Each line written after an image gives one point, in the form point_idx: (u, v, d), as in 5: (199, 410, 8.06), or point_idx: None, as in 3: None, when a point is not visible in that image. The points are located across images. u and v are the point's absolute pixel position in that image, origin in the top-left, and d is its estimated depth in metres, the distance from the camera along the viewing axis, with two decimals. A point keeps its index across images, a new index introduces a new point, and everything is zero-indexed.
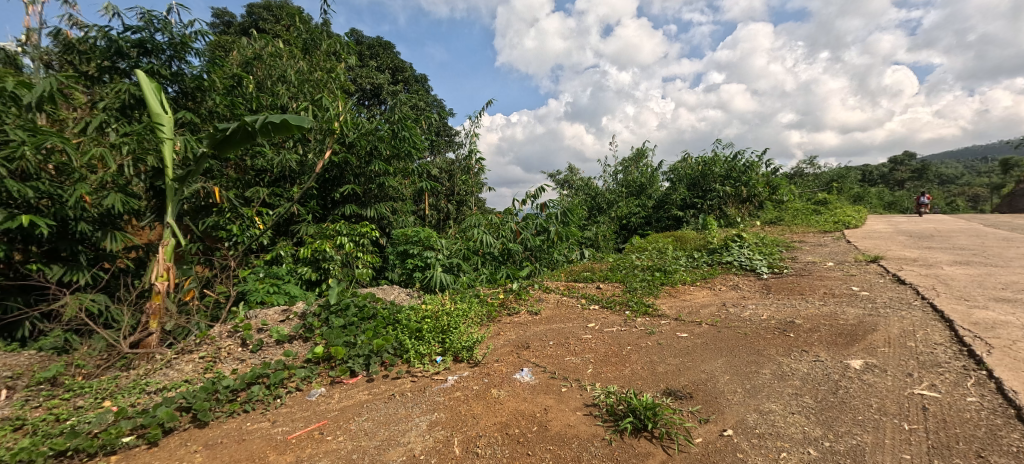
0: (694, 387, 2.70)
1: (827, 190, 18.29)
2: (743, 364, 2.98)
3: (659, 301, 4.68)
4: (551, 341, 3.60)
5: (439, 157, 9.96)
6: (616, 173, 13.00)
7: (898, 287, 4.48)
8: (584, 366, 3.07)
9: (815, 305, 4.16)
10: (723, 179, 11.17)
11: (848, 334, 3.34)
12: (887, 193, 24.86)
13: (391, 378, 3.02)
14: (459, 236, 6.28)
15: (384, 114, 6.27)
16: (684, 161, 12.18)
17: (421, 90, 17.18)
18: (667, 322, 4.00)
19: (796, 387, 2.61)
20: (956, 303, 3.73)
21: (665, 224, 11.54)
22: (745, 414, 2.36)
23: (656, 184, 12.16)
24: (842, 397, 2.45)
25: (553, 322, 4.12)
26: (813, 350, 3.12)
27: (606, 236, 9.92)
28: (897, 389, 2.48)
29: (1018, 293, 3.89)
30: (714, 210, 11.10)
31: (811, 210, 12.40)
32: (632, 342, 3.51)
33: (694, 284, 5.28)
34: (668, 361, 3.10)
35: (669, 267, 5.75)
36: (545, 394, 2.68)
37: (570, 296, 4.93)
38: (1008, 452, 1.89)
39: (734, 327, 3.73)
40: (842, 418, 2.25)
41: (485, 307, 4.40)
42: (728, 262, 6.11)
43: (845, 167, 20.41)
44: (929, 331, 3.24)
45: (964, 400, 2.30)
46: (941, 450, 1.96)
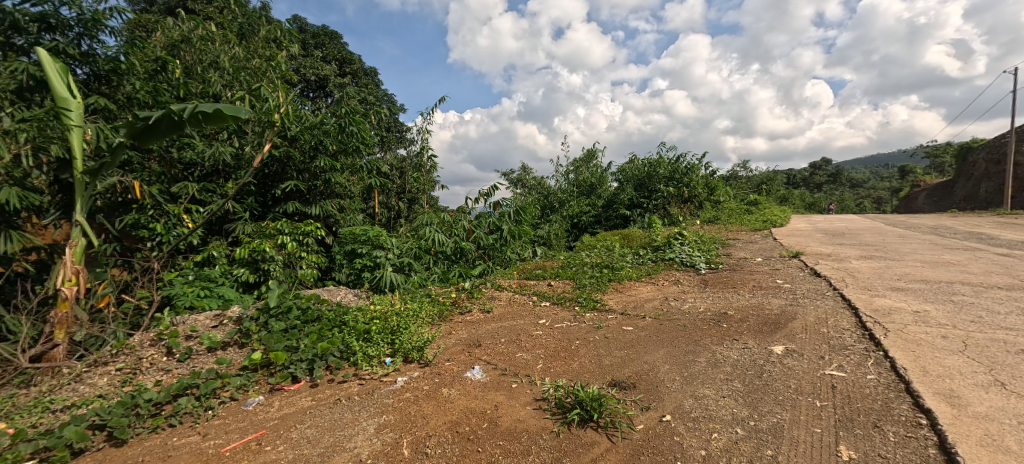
0: (637, 377, 2.83)
1: (757, 191, 19.81)
2: (681, 354, 3.17)
3: (607, 297, 4.86)
4: (502, 339, 3.63)
5: (390, 154, 9.72)
6: (567, 173, 13.30)
7: (816, 280, 4.95)
8: (534, 362, 3.13)
9: (745, 297, 4.51)
10: (667, 180, 11.77)
11: (772, 322, 3.65)
12: (808, 196, 27.35)
13: (337, 382, 2.92)
14: (410, 235, 6.15)
15: (330, 107, 6.03)
16: (631, 162, 12.69)
17: (371, 84, 16.66)
18: (614, 316, 4.17)
19: (727, 373, 2.81)
20: (861, 292, 4.20)
21: (614, 223, 11.97)
22: (682, 400, 2.51)
23: (605, 184, 12.58)
24: (766, 381, 2.68)
25: (505, 319, 4.16)
26: (743, 339, 3.38)
27: (558, 234, 10.13)
28: (811, 371, 2.74)
29: (910, 282, 4.43)
30: (659, 210, 11.65)
31: (744, 210, 13.38)
32: (582, 337, 3.62)
33: (640, 280, 5.53)
34: (614, 354, 3.23)
35: (617, 264, 5.98)
36: (496, 391, 2.71)
37: (522, 294, 4.99)
38: (899, 421, 2.15)
39: (674, 320, 3.95)
40: (766, 399, 2.46)
41: (437, 307, 4.36)
42: (670, 259, 6.45)
43: (772, 172, 22.23)
44: (838, 317, 3.62)
45: (865, 378, 2.59)
46: (846, 423, 2.20)
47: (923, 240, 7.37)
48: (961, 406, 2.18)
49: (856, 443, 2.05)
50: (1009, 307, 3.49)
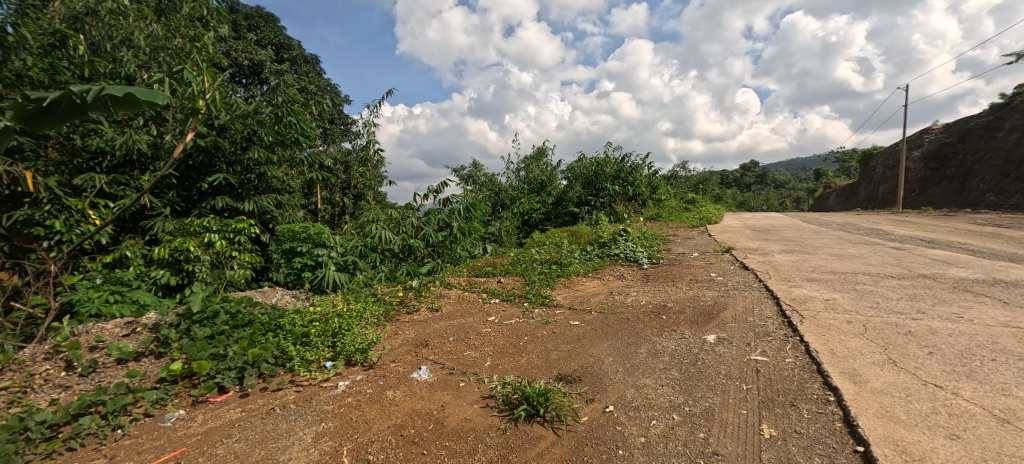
0: (583, 370, 2.90)
1: (695, 190, 21.06)
2: (624, 346, 3.29)
3: (555, 292, 4.95)
4: (450, 337, 3.58)
5: (333, 147, 9.30)
6: (518, 170, 13.39)
7: (745, 272, 5.34)
8: (482, 360, 3.12)
9: (682, 290, 4.78)
10: (613, 179, 12.20)
11: (706, 313, 3.90)
12: (739, 195, 29.46)
13: (270, 391, 2.74)
14: (354, 233, 5.92)
15: (265, 95, 5.65)
16: (579, 160, 13.02)
17: (312, 72, 15.79)
18: (562, 311, 4.25)
19: (666, 363, 2.96)
20: (782, 283, 4.59)
21: (563, 220, 12.19)
22: (625, 390, 2.61)
23: (555, 182, 12.81)
24: (700, 368, 2.85)
25: (454, 318, 4.10)
26: (680, 329, 3.57)
27: (508, 231, 10.18)
28: (739, 357, 2.95)
29: (823, 273, 4.91)
30: (605, 207, 12.04)
31: (683, 208, 14.17)
32: (530, 333, 3.66)
33: (587, 276, 5.68)
34: (560, 348, 3.30)
35: (565, 260, 6.10)
36: (443, 391, 2.67)
37: (472, 291, 4.96)
38: (812, 399, 2.37)
39: (618, 313, 4.11)
40: (700, 385, 2.61)
41: (383, 306, 4.22)
42: (615, 254, 6.69)
43: (708, 172, 23.71)
44: (763, 306, 3.93)
45: (784, 361, 2.83)
46: (767, 403, 2.39)
47: (834, 236, 8.19)
48: (862, 383, 2.45)
49: (776, 421, 2.22)
50: (901, 294, 3.96)
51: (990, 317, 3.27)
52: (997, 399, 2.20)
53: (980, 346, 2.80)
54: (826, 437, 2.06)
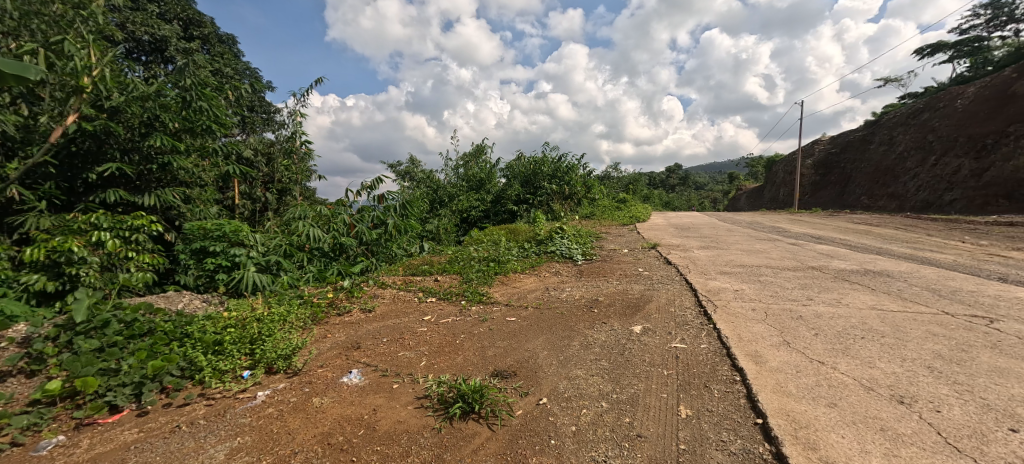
0: (518, 365, 2.95)
1: (626, 190, 22.21)
2: (559, 339, 3.39)
3: (493, 289, 4.97)
4: (383, 339, 3.46)
5: (253, 137, 8.59)
6: (457, 167, 13.24)
7: (668, 267, 5.73)
8: (418, 360, 3.05)
9: (613, 284, 5.03)
10: (550, 178, 12.51)
11: (634, 305, 4.13)
12: (664, 196, 31.51)
13: (176, 407, 2.47)
14: (278, 231, 5.51)
15: (169, 76, 5.07)
16: (518, 159, 13.19)
17: (229, 54, 14.42)
18: (499, 308, 4.28)
19: (596, 354, 3.09)
20: (699, 276, 4.99)
21: (502, 218, 12.24)
22: (558, 382, 2.69)
23: (493, 180, 12.83)
24: (627, 357, 3.01)
25: (388, 318, 3.96)
26: (610, 321, 3.75)
27: (446, 229, 10.03)
28: (661, 345, 3.16)
29: (734, 267, 5.41)
30: (543, 206, 12.30)
31: (614, 207, 14.89)
32: (467, 330, 3.64)
33: (524, 273, 5.77)
34: (497, 345, 3.32)
35: (503, 257, 6.14)
36: (375, 394, 2.57)
37: (407, 291, 4.82)
38: (721, 380, 2.60)
39: (553, 308, 4.22)
40: (627, 373, 2.77)
41: (309, 308, 3.98)
42: (551, 251, 6.86)
43: (637, 173, 25.06)
44: (683, 298, 4.25)
45: (700, 347, 3.08)
46: (685, 386, 2.58)
47: (744, 233, 9.03)
48: (762, 363, 2.73)
49: (692, 402, 2.41)
50: (796, 283, 4.48)
51: (862, 301, 3.81)
52: (866, 371, 2.56)
53: (854, 326, 3.24)
54: (733, 413, 2.27)
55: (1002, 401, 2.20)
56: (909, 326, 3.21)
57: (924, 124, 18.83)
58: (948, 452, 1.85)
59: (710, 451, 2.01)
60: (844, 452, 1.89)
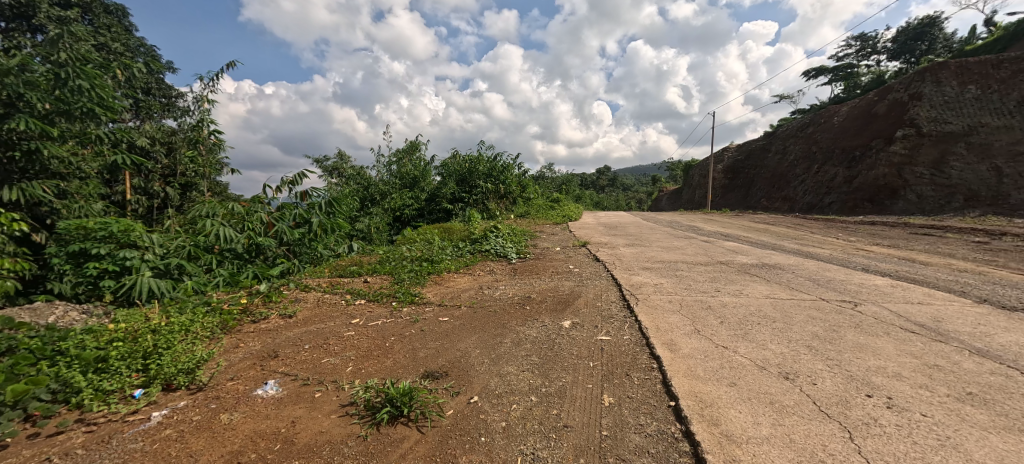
0: (450, 365, 2.92)
1: (559, 190, 22.88)
2: (491, 337, 3.41)
3: (425, 290, 4.87)
4: (305, 345, 3.25)
5: (150, 123, 7.63)
6: (389, 164, 12.80)
7: (597, 263, 6.00)
8: (343, 366, 2.91)
9: (544, 281, 5.16)
10: (486, 177, 12.56)
11: (564, 301, 4.27)
12: (594, 197, 32.92)
13: (45, 437, 2.13)
14: (181, 231, 4.95)
15: (39, 49, 4.35)
16: (453, 157, 13.06)
17: (120, 29, 12.65)
18: (431, 308, 4.21)
19: (527, 350, 3.15)
20: (624, 272, 5.29)
21: (437, 217, 12.01)
22: (489, 380, 2.70)
23: (428, 178, 12.56)
24: (557, 351, 3.11)
25: (311, 323, 3.73)
26: (541, 317, 3.85)
27: (378, 228, 9.65)
28: (588, 338, 3.31)
29: (656, 263, 5.80)
30: (478, 204, 12.28)
31: (548, 207, 15.30)
32: (397, 332, 3.54)
33: (458, 272, 5.72)
34: (428, 346, 3.26)
35: (436, 257, 6.04)
36: (294, 405, 2.41)
37: (333, 293, 4.58)
38: (640, 368, 2.79)
39: (486, 306, 4.24)
40: (555, 367, 2.86)
41: (218, 316, 3.62)
42: (486, 250, 6.88)
43: (569, 174, 25.89)
44: (608, 293, 4.48)
45: (622, 338, 3.27)
46: (608, 376, 2.73)
47: (665, 232, 9.70)
48: (675, 350, 2.96)
49: (614, 390, 2.55)
50: (707, 276, 4.91)
51: (759, 291, 4.28)
52: (760, 352, 2.88)
53: (753, 313, 3.62)
54: (650, 398, 2.44)
55: (862, 372, 2.58)
56: (796, 311, 3.67)
57: (810, 136, 21.53)
58: (821, 418, 2.14)
59: (629, 435, 2.14)
60: (740, 425, 2.11)
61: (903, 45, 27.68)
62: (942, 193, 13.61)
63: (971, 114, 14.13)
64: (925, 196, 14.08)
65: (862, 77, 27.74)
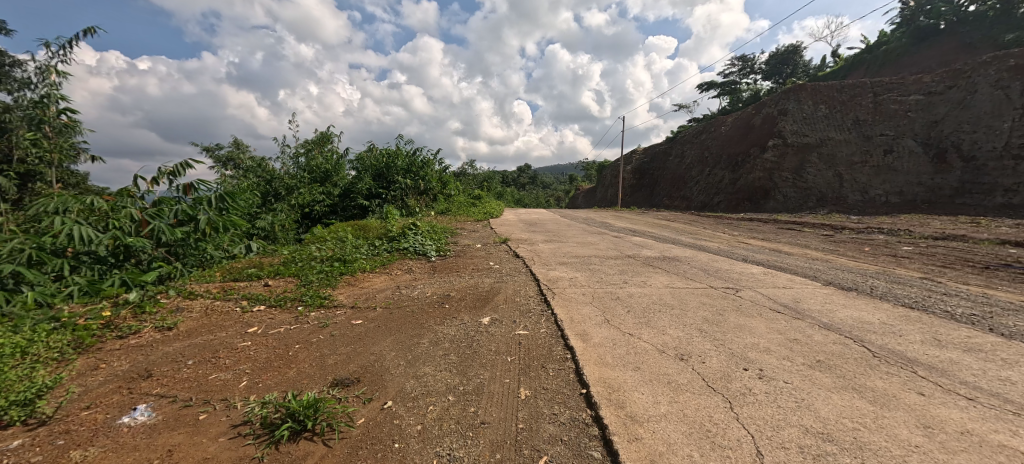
0: (362, 371, 2.76)
1: (481, 187, 22.93)
2: (407, 338, 3.29)
3: (337, 291, 4.56)
4: (189, 361, 2.86)
5: None
6: (297, 156, 11.81)
7: (516, 260, 6.11)
8: (236, 381, 2.61)
9: (464, 279, 5.12)
10: (404, 172, 12.13)
11: (483, 298, 4.27)
12: (515, 195, 33.53)
13: None
14: (19, 232, 4.08)
15: None
16: (369, 150, 12.43)
17: None
18: (343, 312, 3.94)
19: (446, 349, 3.09)
20: (542, 267, 5.44)
21: (351, 214, 11.36)
22: (405, 383, 2.60)
23: (341, 172, 11.80)
24: (475, 348, 3.09)
25: (198, 335, 3.30)
26: (460, 315, 3.80)
27: (284, 225, 8.84)
28: (507, 334, 3.33)
29: (571, 257, 6.05)
30: (396, 201, 11.83)
31: (469, 204, 15.23)
32: (303, 339, 3.26)
33: (374, 272, 5.44)
34: (338, 352, 3.05)
35: (349, 256, 5.69)
36: (172, 432, 2.10)
37: (225, 300, 4.09)
38: (555, 359, 2.88)
39: (403, 307, 4.08)
40: (473, 365, 2.84)
41: (70, 334, 3.04)
42: (404, 249, 6.64)
43: (491, 171, 26.02)
44: (527, 287, 4.58)
45: (539, 331, 3.35)
46: (524, 369, 2.77)
47: (580, 228, 10.16)
48: (588, 340, 3.11)
49: (531, 382, 2.60)
50: (616, 269, 5.23)
51: (660, 281, 4.66)
52: (660, 337, 3.13)
53: (655, 302, 3.93)
54: (564, 387, 2.53)
55: (741, 349, 2.93)
56: (690, 298, 4.06)
57: (704, 142, 24.00)
58: (708, 392, 2.38)
59: (543, 426, 2.19)
60: (643, 405, 2.28)
61: (774, 67, 31.84)
62: (801, 195, 16.10)
63: (823, 128, 16.72)
64: (790, 196, 16.43)
65: (743, 92, 31.46)
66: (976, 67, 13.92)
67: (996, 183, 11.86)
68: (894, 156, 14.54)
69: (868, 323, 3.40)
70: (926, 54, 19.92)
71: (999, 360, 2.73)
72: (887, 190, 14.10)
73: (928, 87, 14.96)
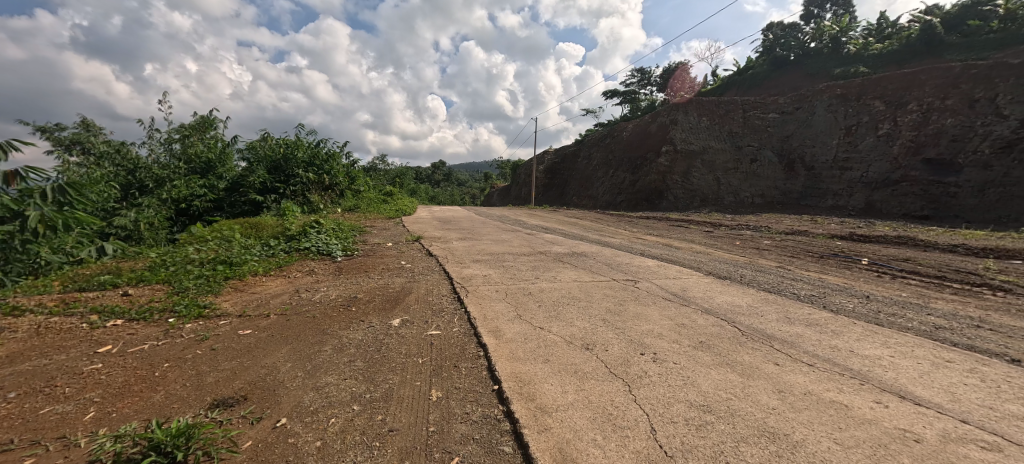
0: (250, 388, 2.46)
1: (392, 183, 22.07)
2: (306, 347, 3.01)
3: (220, 299, 4.02)
4: (10, 395, 2.30)
5: None
6: (171, 142, 10.25)
7: (429, 258, 5.96)
8: (80, 413, 2.16)
9: (373, 279, 4.85)
10: (305, 165, 11.17)
11: (394, 299, 4.08)
12: (428, 191, 32.85)
13: None
14: None
15: None
16: (263, 140, 11.23)
17: None
18: (229, 322, 3.48)
19: (351, 355, 2.88)
20: (456, 265, 5.37)
21: (241, 210, 10.18)
22: (302, 396, 2.38)
23: (228, 163, 10.50)
24: (385, 352, 2.93)
25: (25, 362, 2.67)
26: (368, 319, 3.58)
27: (154, 224, 7.60)
28: (419, 335, 3.22)
29: (485, 255, 6.08)
30: (296, 197, 10.85)
31: (379, 200, 14.58)
32: (174, 357, 2.81)
33: (267, 275, 4.91)
34: (221, 367, 2.69)
35: (237, 258, 5.06)
36: None
37: (66, 315, 3.37)
38: (468, 357, 2.84)
39: (302, 313, 3.72)
40: (382, 370, 2.69)
41: None
42: (305, 249, 6.10)
43: (403, 167, 25.17)
44: (440, 286, 4.48)
45: (452, 330, 3.29)
46: (436, 370, 2.69)
47: (494, 225, 10.26)
48: (499, 336, 3.12)
49: (442, 383, 2.53)
50: (528, 266, 5.35)
51: (568, 276, 4.86)
52: (569, 329, 3.25)
53: (563, 296, 4.09)
54: (477, 385, 2.50)
55: (639, 335, 3.16)
56: (595, 290, 4.29)
57: (608, 144, 25.72)
58: (610, 378, 2.53)
59: (455, 426, 2.14)
60: (551, 396, 2.34)
61: (666, 81, 35.15)
62: (688, 196, 17.99)
63: (706, 136, 18.87)
64: (679, 196, 18.26)
65: (641, 102, 34.24)
66: (817, 92, 16.73)
67: (829, 188, 14.41)
68: (759, 163, 16.92)
69: (739, 306, 3.89)
70: (782, 78, 23.50)
71: (830, 331, 3.30)
72: (754, 193, 16.35)
73: (783, 106, 17.64)
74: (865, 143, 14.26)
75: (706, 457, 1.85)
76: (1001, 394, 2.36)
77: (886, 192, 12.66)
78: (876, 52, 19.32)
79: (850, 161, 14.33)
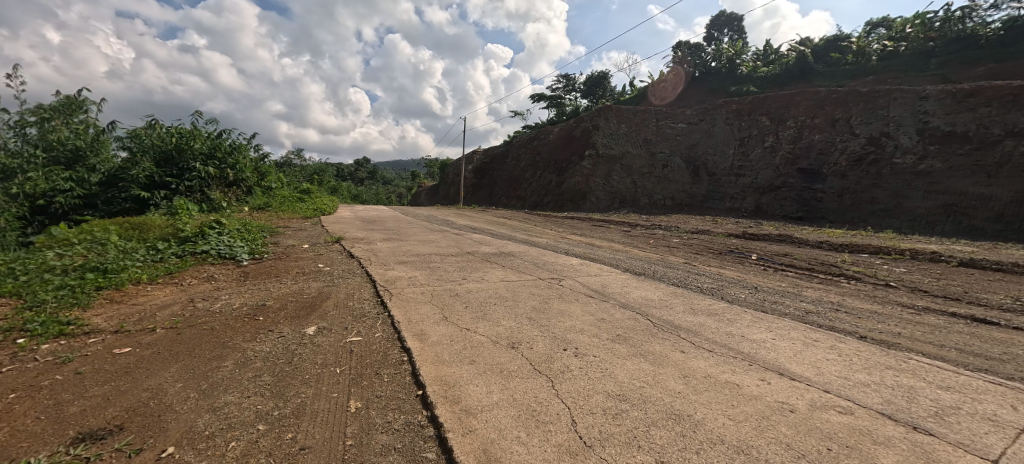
0: (128, 415, 2.13)
1: (310, 180, 20.65)
2: (202, 363, 2.69)
3: (90, 313, 3.44)
4: None
5: None
6: (26, 127, 8.64)
7: (350, 260, 5.64)
8: None
9: (286, 284, 4.47)
10: (204, 158, 10.00)
11: (309, 305, 3.80)
12: (351, 190, 31.26)
13: None
14: None
15: None
16: (150, 127, 9.87)
17: None
18: (101, 339, 2.99)
19: (257, 370, 2.63)
20: (379, 267, 5.14)
21: (119, 210, 8.51)
22: (195, 420, 2.11)
23: (103, 153, 9.10)
24: (296, 364, 2.72)
25: None
26: (278, 328, 3.29)
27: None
28: (337, 343, 3.03)
29: (411, 256, 5.90)
30: (194, 194, 9.54)
31: (294, 198, 13.53)
32: (24, 385, 2.35)
33: (153, 283, 4.31)
34: (90, 394, 2.30)
35: (114, 264, 4.39)
36: None
37: None
38: (391, 363, 2.73)
39: (197, 325, 3.32)
40: (293, 383, 2.48)
41: None
42: (203, 252, 5.45)
43: (321, 163, 23.64)
44: (361, 290, 4.26)
45: (374, 336, 3.14)
46: (355, 379, 2.55)
47: (420, 225, 10.00)
48: (424, 339, 3.04)
49: (362, 393, 2.41)
50: (455, 266, 5.29)
51: (496, 276, 4.88)
52: (495, 329, 3.26)
53: (490, 296, 4.09)
54: (400, 392, 2.41)
55: (562, 332, 3.26)
56: (521, 290, 4.36)
57: (534, 147, 26.38)
58: (534, 375, 2.57)
59: (375, 437, 2.04)
60: (476, 397, 2.33)
61: (589, 88, 36.83)
62: (608, 198, 19.01)
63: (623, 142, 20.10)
64: (600, 198, 19.24)
65: (565, 107, 35.52)
66: (717, 106, 18.61)
67: (727, 191, 16.08)
68: (669, 168, 18.38)
69: (651, 300, 4.18)
70: (688, 92, 25.78)
71: (726, 319, 3.68)
72: (665, 195, 17.72)
73: (689, 117, 19.36)
74: (755, 153, 16.12)
75: (621, 444, 1.96)
76: (854, 366, 2.79)
77: (771, 196, 14.41)
78: (763, 74, 21.99)
79: (744, 169, 16.10)
